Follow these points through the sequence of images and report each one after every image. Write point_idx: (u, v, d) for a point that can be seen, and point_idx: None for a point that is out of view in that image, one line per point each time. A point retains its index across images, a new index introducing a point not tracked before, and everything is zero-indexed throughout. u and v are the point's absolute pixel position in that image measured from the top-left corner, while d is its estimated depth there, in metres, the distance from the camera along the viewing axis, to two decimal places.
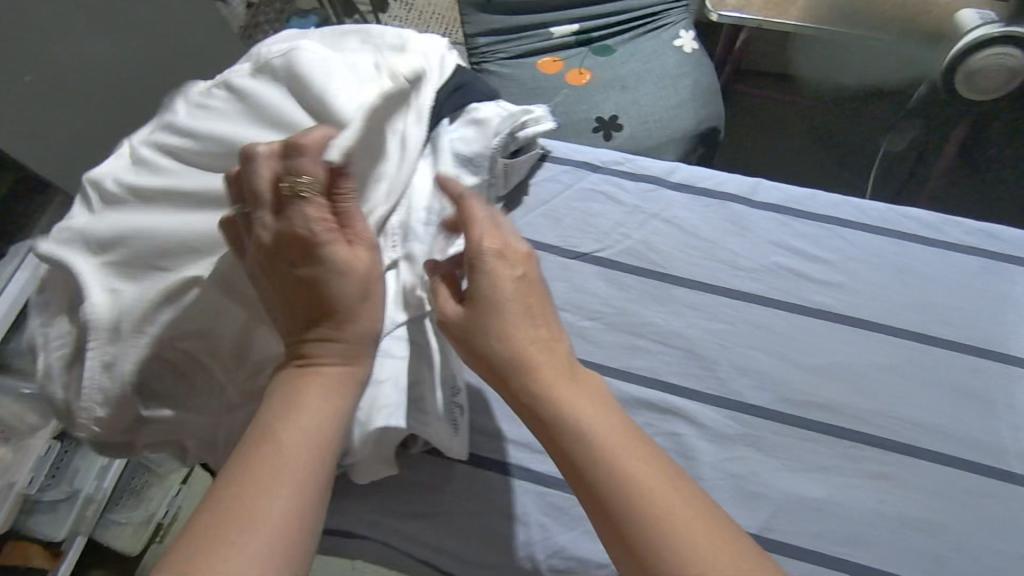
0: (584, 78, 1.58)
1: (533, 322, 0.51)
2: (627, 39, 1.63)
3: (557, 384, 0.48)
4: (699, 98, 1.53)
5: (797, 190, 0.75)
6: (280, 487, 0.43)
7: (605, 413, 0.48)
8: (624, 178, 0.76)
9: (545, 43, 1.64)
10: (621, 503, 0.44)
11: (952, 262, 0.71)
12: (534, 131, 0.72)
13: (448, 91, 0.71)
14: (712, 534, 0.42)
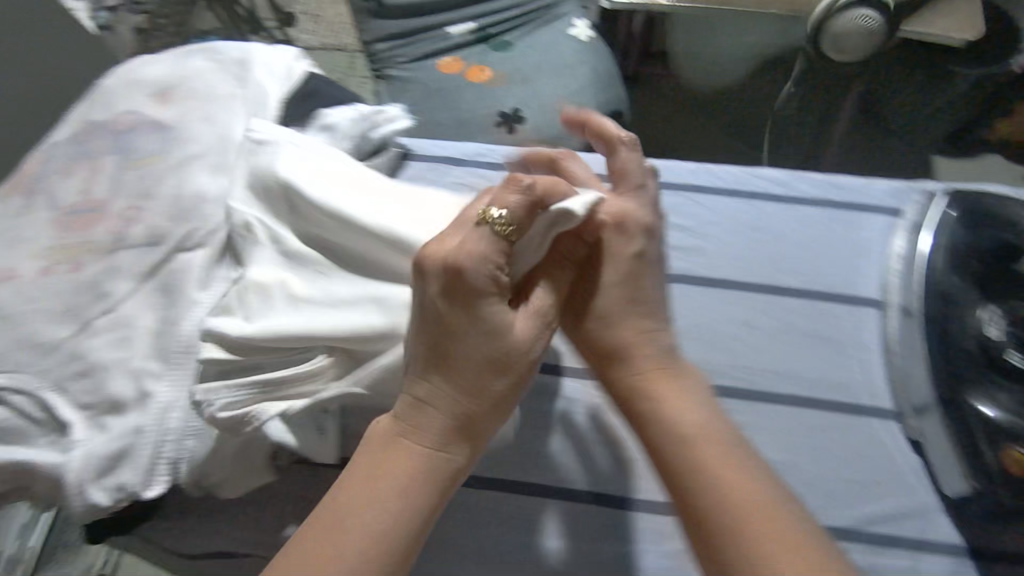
0: (487, 74, 1.54)
1: (643, 315, 0.53)
2: (524, 32, 1.60)
3: (654, 377, 0.51)
4: (599, 84, 1.52)
5: (655, 162, 0.78)
6: (381, 518, 0.44)
7: (692, 406, 0.50)
8: (488, 169, 0.78)
9: (443, 45, 1.59)
10: (698, 487, 0.47)
11: (799, 216, 0.75)
12: (388, 131, 0.72)
13: (295, 100, 0.72)
14: (766, 513, 0.45)
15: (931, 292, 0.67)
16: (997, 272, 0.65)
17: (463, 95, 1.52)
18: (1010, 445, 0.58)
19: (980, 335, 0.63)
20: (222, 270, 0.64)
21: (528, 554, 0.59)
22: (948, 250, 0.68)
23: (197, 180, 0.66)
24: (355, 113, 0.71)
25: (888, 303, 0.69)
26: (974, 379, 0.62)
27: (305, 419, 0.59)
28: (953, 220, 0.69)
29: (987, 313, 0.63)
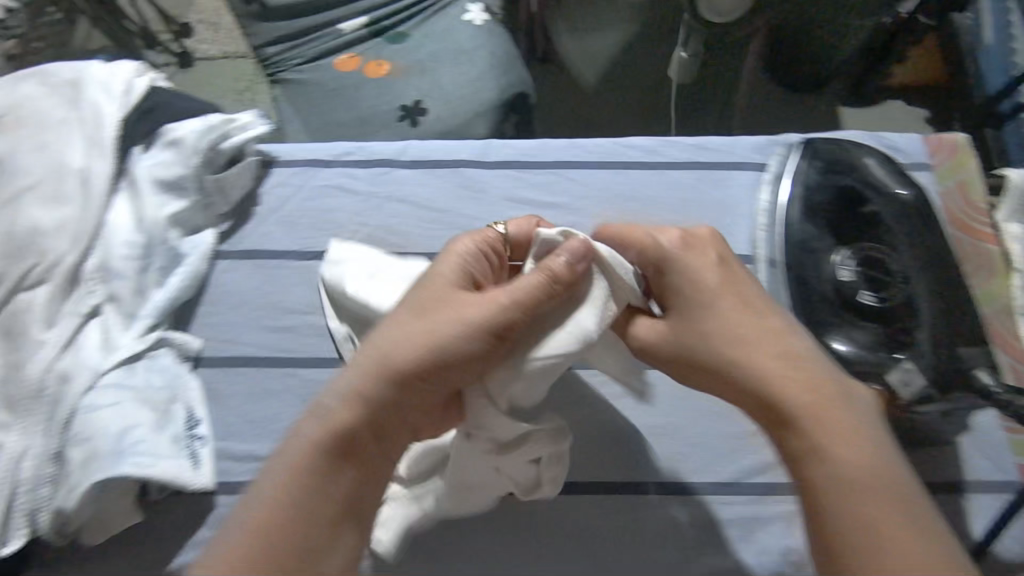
0: (384, 66, 1.35)
1: (779, 340, 0.50)
2: (421, 19, 1.40)
3: (808, 397, 0.47)
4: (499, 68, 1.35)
5: (526, 142, 0.77)
6: (305, 485, 0.45)
7: (856, 427, 0.46)
8: (356, 166, 0.75)
9: (335, 42, 1.40)
10: (828, 513, 0.44)
11: (670, 181, 0.75)
12: (241, 138, 0.69)
13: (135, 117, 0.68)
14: (923, 559, 0.41)
15: (789, 242, 0.68)
16: (847, 218, 0.67)
17: (363, 94, 1.33)
18: (867, 380, 0.59)
19: (834, 280, 0.65)
20: (69, 305, 0.61)
21: (422, 552, 0.59)
22: (804, 200, 0.69)
23: (31, 214, 0.62)
24: (203, 123, 0.68)
25: (758, 257, 0.71)
26: (833, 322, 0.64)
27: (172, 448, 0.58)
28: (808, 169, 0.71)
29: (840, 258, 0.66)
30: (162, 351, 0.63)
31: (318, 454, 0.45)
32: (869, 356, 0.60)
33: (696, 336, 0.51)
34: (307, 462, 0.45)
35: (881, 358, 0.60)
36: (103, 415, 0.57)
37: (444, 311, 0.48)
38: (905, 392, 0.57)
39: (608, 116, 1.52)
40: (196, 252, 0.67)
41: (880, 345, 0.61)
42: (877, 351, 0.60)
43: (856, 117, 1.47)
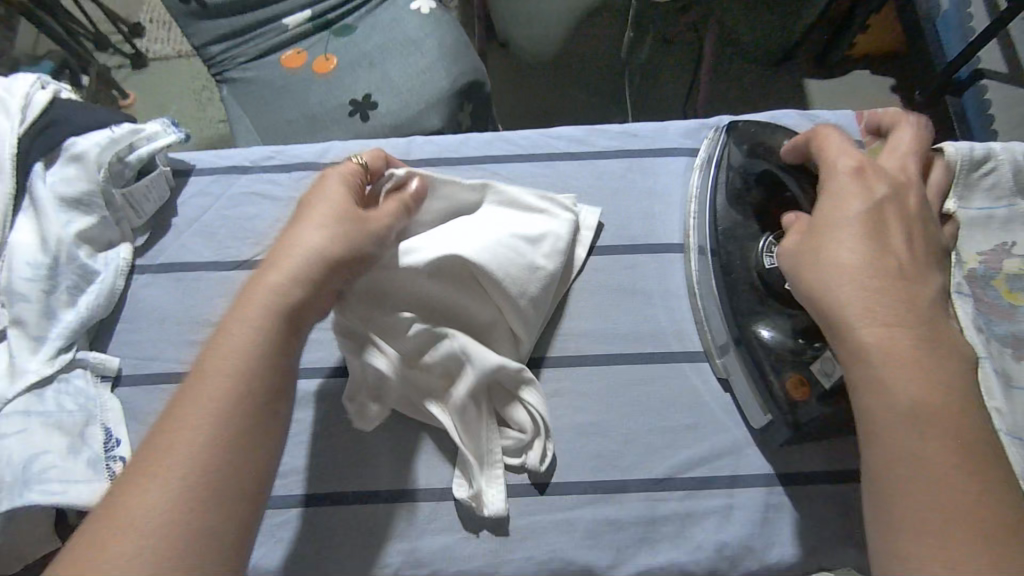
0: (332, 62, 1.23)
1: (892, 290, 0.48)
2: (367, 11, 1.28)
3: (904, 351, 0.46)
4: (450, 54, 1.20)
5: (450, 138, 0.76)
6: (256, 356, 0.45)
7: (945, 390, 0.45)
8: (276, 171, 0.73)
9: (280, 38, 1.28)
10: (890, 454, 0.45)
11: (599, 170, 0.74)
12: (149, 150, 0.68)
13: (35, 132, 0.65)
14: (947, 487, 0.43)
15: (715, 229, 0.65)
16: (771, 202, 0.65)
17: (313, 91, 1.21)
18: (790, 369, 0.58)
19: (759, 268, 0.62)
20: None
21: (352, 566, 0.57)
22: (728, 185, 0.66)
23: None
24: (106, 135, 0.65)
25: (688, 246, 0.69)
26: (759, 309, 0.61)
27: (87, 471, 0.55)
28: (734, 153, 0.67)
29: (765, 244, 0.63)
30: (77, 372, 0.60)
31: (257, 323, 0.46)
32: (791, 345, 0.59)
33: (812, 267, 0.52)
34: (247, 329, 0.46)
35: (802, 347, 0.58)
36: (7, 445, 0.53)
37: (318, 201, 0.52)
38: (827, 381, 0.56)
39: (569, 103, 1.47)
40: (110, 267, 0.66)
41: (803, 333, 0.59)
42: (800, 339, 0.59)
43: (819, 88, 1.43)
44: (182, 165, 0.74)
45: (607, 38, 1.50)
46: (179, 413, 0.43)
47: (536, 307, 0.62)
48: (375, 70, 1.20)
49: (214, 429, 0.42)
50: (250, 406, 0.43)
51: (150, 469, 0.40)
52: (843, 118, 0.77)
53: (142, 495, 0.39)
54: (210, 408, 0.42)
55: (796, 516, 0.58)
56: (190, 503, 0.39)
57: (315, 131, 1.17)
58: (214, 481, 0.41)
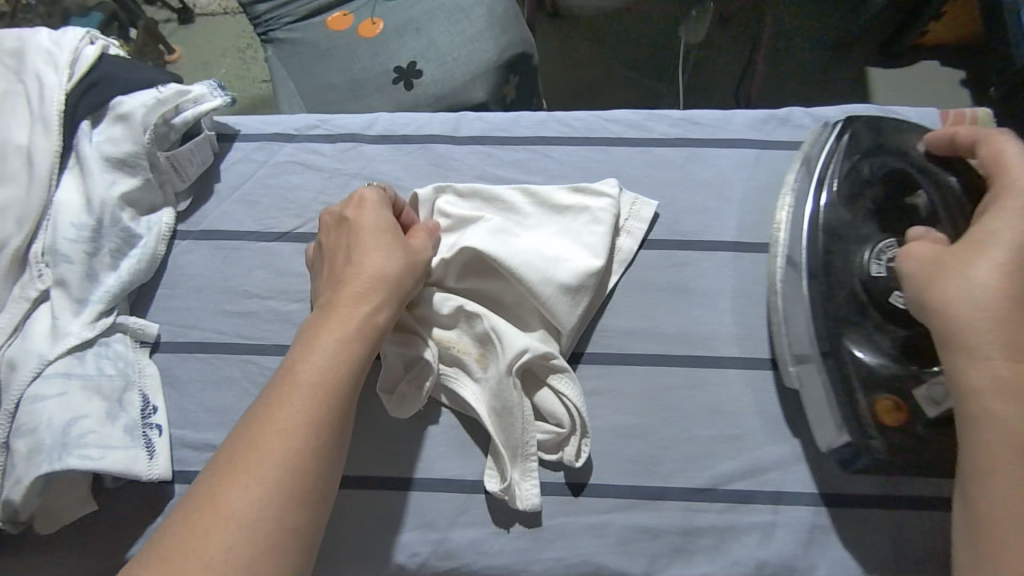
0: (378, 25, 1.19)
1: None
2: None
3: None
4: (498, 24, 1.15)
5: (500, 116, 0.72)
6: (341, 376, 0.48)
7: None
8: (320, 141, 0.71)
9: None
10: (998, 490, 0.44)
11: (656, 158, 0.70)
12: (194, 113, 0.66)
13: (82, 90, 0.64)
14: None
15: (815, 227, 0.58)
16: (886, 204, 0.58)
17: (357, 56, 1.17)
18: (883, 392, 0.52)
19: (863, 275, 0.55)
20: (19, 288, 0.58)
21: (379, 551, 0.56)
22: (840, 180, 0.59)
23: None
24: (152, 96, 0.64)
25: (775, 254, 0.61)
26: (856, 322, 0.55)
27: (124, 438, 0.54)
28: (843, 149, 0.60)
29: (874, 249, 0.56)
30: (117, 337, 0.60)
31: (334, 343, 0.49)
32: (893, 369, 0.53)
33: (952, 280, 0.47)
34: (328, 350, 0.48)
35: (907, 372, 0.53)
36: (47, 407, 0.53)
37: (362, 224, 0.56)
38: (933, 410, 0.51)
39: (617, 81, 1.40)
40: (152, 232, 0.65)
41: (904, 354, 0.53)
42: (900, 361, 0.53)
43: (885, 78, 1.33)
44: (227, 129, 0.72)
45: (664, 12, 1.42)
46: (264, 420, 0.45)
47: (571, 297, 0.59)
48: (421, 35, 1.16)
49: (304, 441, 0.45)
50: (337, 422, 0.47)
51: (238, 468, 0.43)
52: (925, 116, 0.71)
53: (233, 495, 0.42)
54: (298, 420, 0.45)
55: (842, 540, 0.55)
56: (280, 505, 0.42)
57: (359, 97, 1.14)
58: (301, 487, 0.44)
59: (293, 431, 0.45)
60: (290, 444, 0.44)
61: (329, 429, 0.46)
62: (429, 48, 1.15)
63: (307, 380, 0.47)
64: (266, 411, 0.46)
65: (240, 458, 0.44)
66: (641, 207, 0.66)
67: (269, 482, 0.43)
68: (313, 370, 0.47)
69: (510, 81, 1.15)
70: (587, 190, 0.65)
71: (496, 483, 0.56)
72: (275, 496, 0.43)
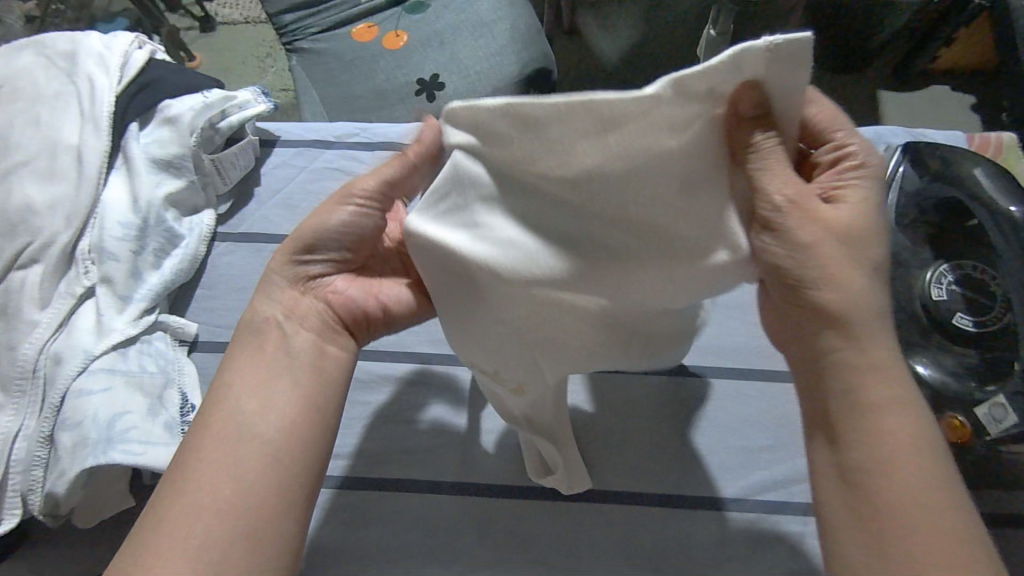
0: (402, 38, 1.21)
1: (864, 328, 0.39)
2: None
3: (880, 400, 0.39)
4: (520, 40, 1.17)
5: None
6: (275, 404, 0.46)
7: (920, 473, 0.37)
8: (359, 148, 0.73)
9: (352, 11, 1.27)
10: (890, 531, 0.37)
11: None
12: (239, 117, 0.67)
13: (132, 92, 0.66)
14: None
15: None
16: (950, 234, 0.62)
17: (381, 67, 1.19)
18: (950, 411, 0.54)
19: (924, 298, 0.59)
20: (65, 283, 0.59)
21: None
22: (903, 208, 0.63)
23: (26, 191, 0.61)
24: (200, 101, 0.66)
25: None
26: (918, 341, 0.58)
27: (166, 435, 0.54)
28: (909, 176, 0.63)
29: (935, 274, 0.60)
30: (158, 335, 0.61)
31: (264, 364, 0.47)
32: (953, 385, 0.55)
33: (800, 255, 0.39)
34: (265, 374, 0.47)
35: (968, 388, 0.54)
36: (93, 402, 0.53)
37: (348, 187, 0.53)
38: (996, 428, 0.51)
39: None
40: (194, 232, 0.66)
41: (967, 374, 0.55)
42: (964, 380, 0.55)
43: (895, 100, 1.33)
44: (268, 135, 0.74)
45: (678, 33, 1.45)
46: (198, 454, 0.44)
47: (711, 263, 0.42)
48: (445, 48, 1.18)
49: (229, 474, 0.43)
50: (245, 440, 0.44)
51: (169, 502, 0.42)
52: (953, 139, 0.72)
53: (161, 538, 0.41)
54: (228, 451, 0.44)
55: None
56: (208, 546, 0.41)
57: (382, 107, 1.16)
58: (236, 522, 0.42)
59: (223, 466, 0.43)
60: (218, 479, 0.43)
61: (266, 462, 0.44)
62: (453, 61, 1.17)
63: (238, 411, 0.45)
64: (199, 443, 0.44)
65: (171, 496, 0.43)
66: (787, 55, 0.34)
67: (200, 525, 0.41)
68: (249, 401, 0.46)
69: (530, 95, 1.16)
70: (616, 115, 0.36)
71: (564, 487, 0.53)
72: (205, 539, 0.41)
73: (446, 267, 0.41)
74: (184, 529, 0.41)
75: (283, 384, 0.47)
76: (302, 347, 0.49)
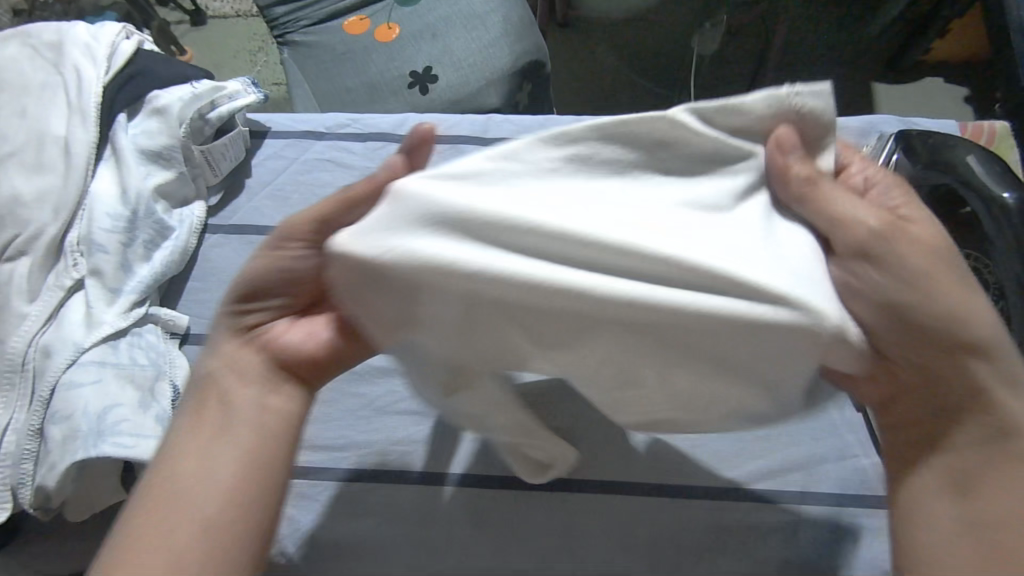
0: (395, 31, 1.20)
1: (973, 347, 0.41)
2: None
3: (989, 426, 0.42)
4: (514, 32, 1.17)
5: (527, 119, 0.74)
6: (217, 457, 0.46)
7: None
8: (351, 139, 0.72)
9: (344, 3, 1.25)
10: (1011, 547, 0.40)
11: None
12: (229, 108, 0.66)
13: (119, 82, 0.65)
14: None
15: None
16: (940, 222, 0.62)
17: (373, 59, 1.18)
18: None
19: None
20: (54, 276, 0.58)
21: None
22: None
23: (12, 183, 0.60)
24: (189, 91, 0.65)
25: None
26: None
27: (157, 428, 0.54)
28: (903, 163, 0.62)
29: None
30: (149, 327, 0.60)
31: (208, 421, 0.47)
32: None
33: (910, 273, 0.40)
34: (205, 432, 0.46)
35: None
36: (83, 395, 0.53)
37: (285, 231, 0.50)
38: None
39: (625, 90, 1.41)
40: (184, 224, 0.65)
41: None
42: None
43: (889, 92, 1.33)
44: (258, 126, 0.73)
45: (673, 25, 1.44)
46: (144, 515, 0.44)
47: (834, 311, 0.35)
48: (438, 40, 1.17)
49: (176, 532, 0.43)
50: (189, 496, 0.44)
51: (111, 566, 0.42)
52: (946, 128, 0.72)
53: None
54: (175, 508, 0.44)
55: None
56: None
57: (374, 100, 1.15)
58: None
59: (167, 525, 0.43)
60: (167, 538, 0.43)
61: (213, 514, 0.44)
62: (446, 52, 1.16)
63: (182, 469, 0.45)
64: (144, 505, 0.44)
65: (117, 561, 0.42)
66: (806, 101, 0.39)
67: None
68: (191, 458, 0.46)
69: (524, 87, 1.16)
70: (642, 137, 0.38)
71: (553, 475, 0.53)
72: None
73: (394, 309, 0.37)
74: None
75: (228, 439, 0.46)
76: (244, 404, 0.47)
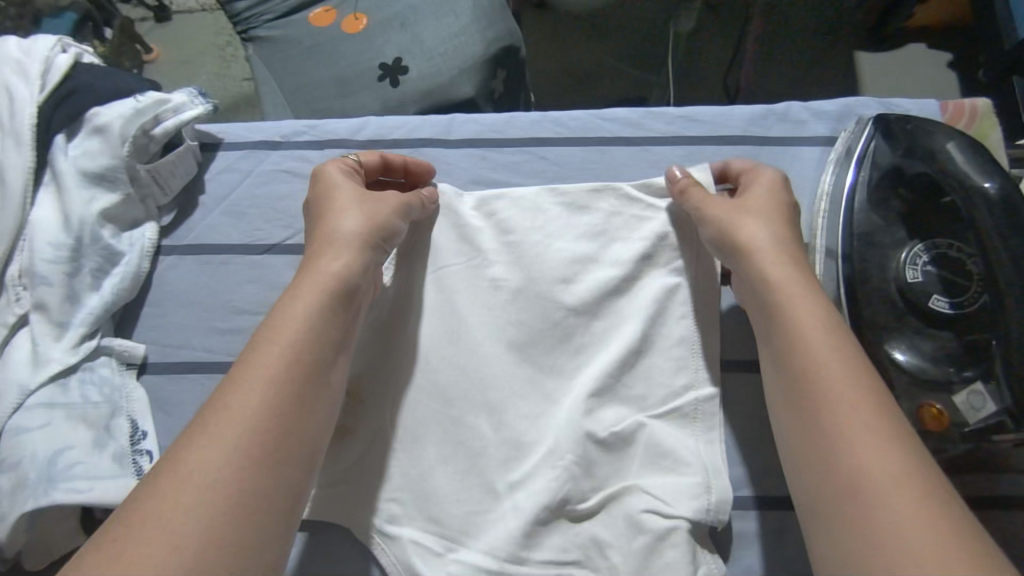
0: (362, 22, 1.14)
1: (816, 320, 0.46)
2: None
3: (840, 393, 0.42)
4: (483, 17, 1.12)
5: (492, 117, 0.70)
6: (310, 333, 0.45)
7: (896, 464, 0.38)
8: (308, 148, 0.69)
9: None
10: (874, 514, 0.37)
11: (657, 158, 0.68)
12: (176, 122, 0.63)
13: (55, 100, 0.61)
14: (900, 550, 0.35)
15: (851, 232, 0.59)
16: (919, 210, 0.59)
17: (341, 52, 1.13)
18: (926, 397, 0.52)
19: (899, 281, 0.56)
20: None
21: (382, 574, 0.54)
22: (874, 182, 0.60)
23: None
24: (130, 106, 0.61)
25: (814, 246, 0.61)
26: (895, 326, 0.56)
27: (115, 468, 0.53)
28: (880, 146, 0.60)
29: (910, 254, 0.57)
30: (102, 360, 0.58)
31: (315, 306, 0.47)
32: (929, 370, 0.53)
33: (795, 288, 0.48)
34: (303, 311, 0.46)
35: (943, 374, 0.53)
36: (32, 440, 0.51)
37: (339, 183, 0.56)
38: (973, 417, 0.51)
39: (603, 74, 1.37)
40: (135, 248, 0.62)
41: (944, 356, 0.54)
42: (941, 366, 0.53)
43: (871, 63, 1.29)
44: (210, 137, 0.69)
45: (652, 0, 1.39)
46: (234, 395, 0.41)
47: (699, 425, 0.54)
48: (406, 29, 1.12)
49: (264, 413, 0.41)
50: (280, 367, 0.43)
51: (186, 458, 0.38)
52: (925, 108, 0.70)
53: (186, 487, 0.37)
54: (270, 381, 0.42)
55: None
56: (237, 495, 0.37)
57: (343, 96, 1.11)
58: (270, 459, 0.40)
59: (262, 402, 0.41)
60: (258, 416, 0.40)
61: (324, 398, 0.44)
62: (414, 41, 1.11)
63: (292, 343, 0.44)
64: (232, 387, 0.41)
65: (192, 449, 0.39)
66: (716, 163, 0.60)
67: (237, 472, 0.38)
68: (292, 336, 0.45)
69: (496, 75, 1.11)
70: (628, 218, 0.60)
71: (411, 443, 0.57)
72: (240, 481, 0.38)
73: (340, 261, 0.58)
74: (216, 478, 0.37)
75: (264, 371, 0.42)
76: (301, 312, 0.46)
